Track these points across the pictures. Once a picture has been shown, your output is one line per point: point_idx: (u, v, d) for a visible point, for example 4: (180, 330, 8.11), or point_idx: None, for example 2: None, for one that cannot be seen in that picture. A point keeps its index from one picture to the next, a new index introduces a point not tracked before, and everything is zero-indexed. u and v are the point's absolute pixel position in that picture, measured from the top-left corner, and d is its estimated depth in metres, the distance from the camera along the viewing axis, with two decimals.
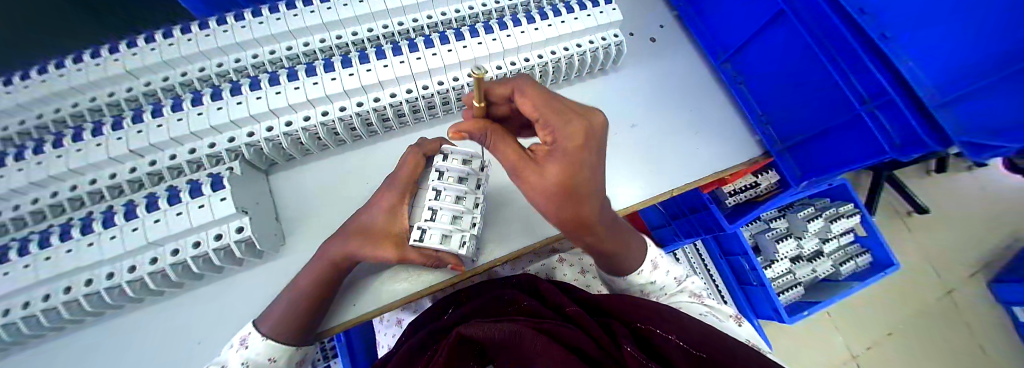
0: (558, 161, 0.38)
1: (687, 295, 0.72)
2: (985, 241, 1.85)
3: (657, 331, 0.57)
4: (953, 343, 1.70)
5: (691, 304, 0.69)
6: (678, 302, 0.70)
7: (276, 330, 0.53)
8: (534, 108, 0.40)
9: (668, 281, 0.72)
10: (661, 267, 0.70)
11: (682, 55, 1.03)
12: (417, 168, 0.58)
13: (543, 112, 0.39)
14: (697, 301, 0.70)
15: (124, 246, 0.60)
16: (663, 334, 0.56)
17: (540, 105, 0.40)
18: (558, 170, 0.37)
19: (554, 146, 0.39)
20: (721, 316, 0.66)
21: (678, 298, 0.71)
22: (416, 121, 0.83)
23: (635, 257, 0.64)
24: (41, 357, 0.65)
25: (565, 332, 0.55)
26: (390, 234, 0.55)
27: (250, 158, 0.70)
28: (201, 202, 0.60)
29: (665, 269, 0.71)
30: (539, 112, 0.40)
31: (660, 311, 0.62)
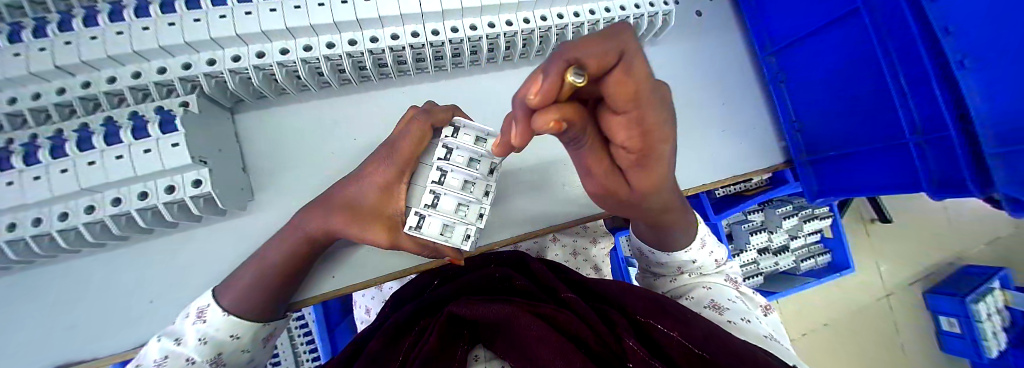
0: (643, 172, 0.34)
1: (723, 278, 0.65)
2: (940, 258, 1.97)
3: (658, 324, 0.50)
4: (884, 345, 1.88)
5: (723, 287, 0.62)
6: (707, 283, 0.63)
7: (241, 306, 0.47)
8: (630, 100, 0.23)
9: (708, 262, 0.64)
10: (707, 247, 0.63)
11: (726, 38, 0.91)
12: (419, 145, 0.48)
13: (637, 107, 0.24)
14: (732, 286, 0.63)
15: (51, 189, 0.49)
16: (663, 328, 0.49)
17: (641, 94, 0.23)
18: (642, 178, 0.35)
19: (645, 154, 0.31)
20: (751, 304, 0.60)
21: (712, 279, 0.64)
22: (419, 71, 0.70)
23: (683, 233, 0.58)
24: None
25: (563, 317, 0.50)
26: (381, 216, 0.47)
27: (211, 92, 0.57)
28: (148, 146, 0.48)
29: (710, 249, 0.64)
30: (631, 105, 0.24)
31: (665, 302, 0.54)
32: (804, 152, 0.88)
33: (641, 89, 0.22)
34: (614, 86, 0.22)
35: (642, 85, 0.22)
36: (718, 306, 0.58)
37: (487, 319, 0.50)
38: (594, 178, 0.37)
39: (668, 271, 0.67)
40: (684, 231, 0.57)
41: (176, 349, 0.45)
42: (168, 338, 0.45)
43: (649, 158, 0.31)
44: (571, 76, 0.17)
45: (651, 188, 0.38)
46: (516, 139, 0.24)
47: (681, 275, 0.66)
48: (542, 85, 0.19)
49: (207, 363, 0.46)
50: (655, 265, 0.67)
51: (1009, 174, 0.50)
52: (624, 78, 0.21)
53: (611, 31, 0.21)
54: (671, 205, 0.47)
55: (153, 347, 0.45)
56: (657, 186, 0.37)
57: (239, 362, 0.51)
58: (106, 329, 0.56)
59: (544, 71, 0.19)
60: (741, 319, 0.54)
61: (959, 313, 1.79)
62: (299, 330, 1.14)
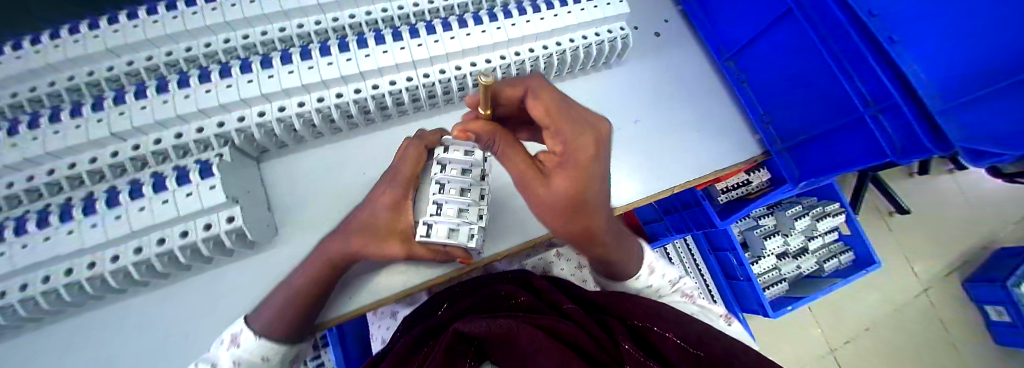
0: (568, 172, 0.36)
1: (679, 295, 0.70)
2: (962, 243, 1.92)
3: (655, 327, 0.54)
4: (929, 342, 1.77)
5: (682, 305, 0.68)
6: (670, 306, 0.68)
7: (273, 329, 0.52)
8: (544, 114, 0.40)
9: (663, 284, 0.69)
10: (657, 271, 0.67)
11: (686, 51, 1.02)
12: (418, 164, 0.57)
13: (552, 120, 0.39)
14: (688, 302, 0.69)
15: (105, 234, 0.56)
16: (660, 331, 0.53)
17: (553, 109, 0.40)
18: (564, 182, 0.36)
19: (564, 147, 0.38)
20: (712, 316, 0.68)
21: (672, 301, 0.69)
22: (416, 110, 0.81)
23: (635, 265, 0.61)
24: (21, 349, 0.62)
25: (565, 327, 0.52)
26: (395, 232, 0.55)
27: (241, 144, 0.66)
28: (189, 191, 0.57)
29: (660, 273, 0.68)
30: (547, 120, 0.40)
31: (659, 308, 0.58)
32: (777, 141, 0.94)
33: (549, 107, 0.40)
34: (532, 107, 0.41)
35: (549, 104, 0.40)
36: None
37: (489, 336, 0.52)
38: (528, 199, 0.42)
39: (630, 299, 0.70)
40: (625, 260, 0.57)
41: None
42: (204, 363, 0.51)
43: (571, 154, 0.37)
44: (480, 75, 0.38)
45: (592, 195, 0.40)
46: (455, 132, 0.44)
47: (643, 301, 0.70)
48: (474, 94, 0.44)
49: None
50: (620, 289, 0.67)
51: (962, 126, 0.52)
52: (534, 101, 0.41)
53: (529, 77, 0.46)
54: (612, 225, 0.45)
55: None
56: (583, 197, 0.37)
57: None
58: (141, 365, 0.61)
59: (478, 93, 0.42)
60: None
61: (1004, 299, 1.70)
62: None
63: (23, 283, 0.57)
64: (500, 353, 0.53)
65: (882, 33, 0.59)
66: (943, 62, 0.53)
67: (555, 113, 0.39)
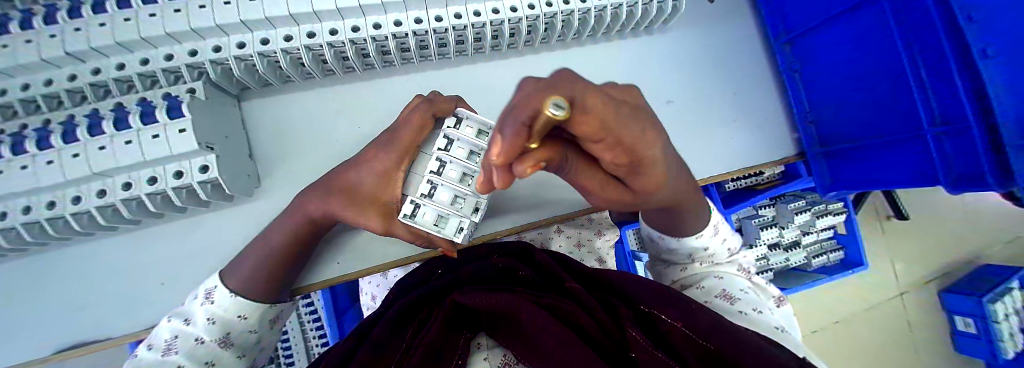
0: (644, 177, 0.28)
1: (734, 267, 0.63)
2: (957, 256, 1.92)
3: (663, 314, 0.47)
4: (897, 345, 1.84)
5: (735, 278, 0.60)
6: (719, 273, 0.61)
7: (248, 287, 0.48)
8: (600, 133, 0.19)
9: (721, 251, 0.62)
10: (720, 234, 0.61)
11: (739, 25, 0.88)
12: (419, 134, 0.49)
13: (614, 134, 0.20)
14: (744, 276, 0.61)
15: (63, 173, 0.50)
16: (667, 319, 0.45)
17: (611, 119, 0.18)
18: (645, 181, 0.29)
19: (635, 167, 0.25)
20: (764, 295, 0.59)
21: (724, 269, 0.61)
22: (423, 59, 0.70)
23: (696, 216, 0.55)
24: None
25: (565, 307, 0.47)
26: (377, 202, 0.49)
27: (218, 80, 0.57)
28: (156, 132, 0.49)
29: (722, 237, 0.62)
30: (605, 135, 0.19)
31: (673, 295, 0.50)
32: (817, 144, 0.86)
33: (610, 118, 0.18)
34: (581, 123, 0.18)
35: (608, 113, 0.17)
36: (729, 297, 0.55)
37: (499, 310, 0.47)
38: (598, 195, 0.34)
39: (679, 258, 0.64)
40: (693, 216, 0.54)
41: (186, 329, 0.46)
42: (178, 319, 0.47)
43: (643, 169, 0.26)
44: (548, 112, 0.13)
45: (656, 188, 0.32)
46: (500, 185, 0.23)
47: (692, 263, 0.64)
48: (501, 143, 0.17)
49: (216, 342, 0.47)
50: (665, 252, 0.64)
51: None
52: (585, 117, 0.16)
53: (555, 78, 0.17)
54: (678, 196, 0.42)
55: (164, 328, 0.47)
56: (660, 186, 0.32)
57: (246, 343, 0.51)
58: (120, 309, 0.59)
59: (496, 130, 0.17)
60: (753, 310, 0.51)
61: (976, 313, 1.75)
62: (308, 315, 1.17)
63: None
64: (496, 328, 0.49)
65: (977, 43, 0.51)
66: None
67: (621, 124, 0.19)
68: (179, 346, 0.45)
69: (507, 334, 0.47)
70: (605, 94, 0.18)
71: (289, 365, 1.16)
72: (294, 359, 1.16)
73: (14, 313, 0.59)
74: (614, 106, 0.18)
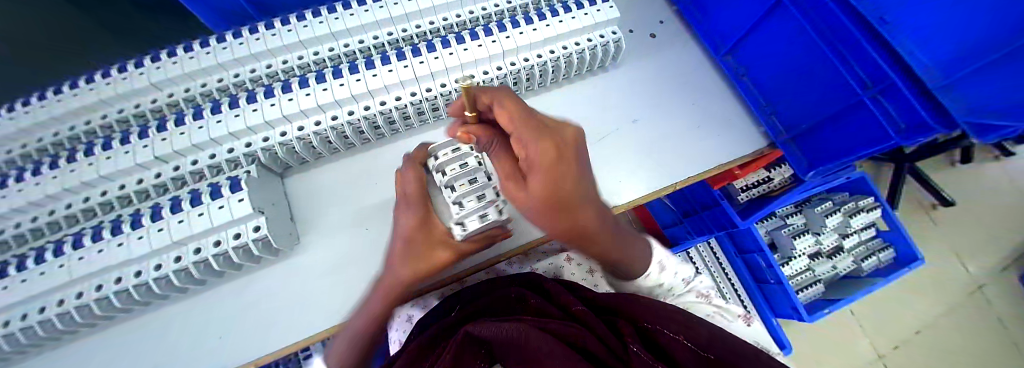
0: (540, 176, 0.35)
1: (695, 296, 0.72)
2: (1012, 233, 1.77)
3: (663, 329, 0.53)
4: (984, 341, 1.62)
5: (699, 306, 0.69)
6: (687, 304, 0.70)
7: (339, 365, 0.60)
8: (507, 123, 0.41)
9: (676, 282, 0.69)
10: (668, 268, 0.68)
11: (683, 49, 1.03)
12: (420, 182, 0.62)
13: (514, 126, 0.40)
14: (704, 302, 0.71)
15: (150, 246, 0.64)
16: (669, 333, 0.52)
17: (513, 116, 0.41)
18: (541, 184, 0.35)
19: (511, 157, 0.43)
20: (728, 316, 0.69)
21: (690, 300, 0.70)
22: (422, 123, 0.87)
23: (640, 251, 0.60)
24: (85, 349, 0.71)
25: (573, 328, 0.53)
26: (439, 243, 0.58)
27: (266, 162, 0.73)
28: (220, 203, 0.63)
29: (673, 270, 0.70)
30: (511, 127, 0.40)
31: (669, 310, 0.58)
32: (783, 132, 0.93)
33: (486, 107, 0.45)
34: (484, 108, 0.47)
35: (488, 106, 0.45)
36: None
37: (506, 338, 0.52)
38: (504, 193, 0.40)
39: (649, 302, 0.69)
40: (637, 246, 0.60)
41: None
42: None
43: (535, 163, 0.35)
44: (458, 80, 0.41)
45: (559, 200, 0.35)
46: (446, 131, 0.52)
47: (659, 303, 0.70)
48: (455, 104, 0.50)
49: None
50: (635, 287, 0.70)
51: (977, 95, 0.50)
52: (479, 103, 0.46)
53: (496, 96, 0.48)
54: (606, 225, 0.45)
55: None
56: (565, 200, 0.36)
57: None
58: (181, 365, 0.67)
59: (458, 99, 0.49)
60: None
61: None
62: None
63: (80, 291, 0.65)
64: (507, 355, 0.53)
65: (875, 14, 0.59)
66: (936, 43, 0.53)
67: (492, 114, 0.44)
68: None
69: (518, 360, 0.50)
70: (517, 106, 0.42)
71: None
72: None
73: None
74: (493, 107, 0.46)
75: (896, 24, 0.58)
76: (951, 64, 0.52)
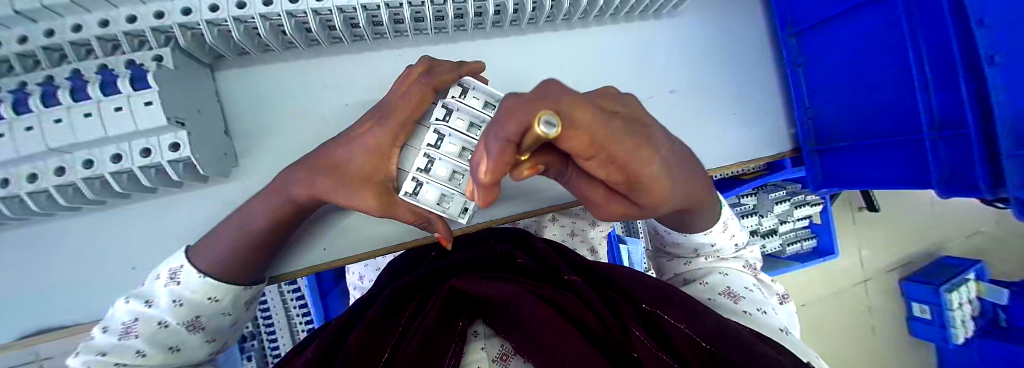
0: (646, 192, 0.25)
1: (741, 264, 0.62)
2: (919, 248, 2.03)
3: (666, 315, 0.47)
4: (857, 327, 1.98)
5: (739, 274, 0.59)
6: (724, 269, 0.60)
7: (215, 265, 0.45)
8: (589, 149, 0.17)
9: (727, 245, 0.61)
10: (729, 230, 0.59)
11: (747, 13, 0.85)
12: (420, 105, 0.48)
13: (605, 151, 0.18)
14: (749, 273, 0.61)
15: (11, 148, 0.45)
16: (671, 321, 0.46)
17: (603, 134, 0.17)
18: (646, 188, 0.24)
19: (634, 184, 0.23)
20: (767, 293, 0.58)
21: (729, 265, 0.61)
22: (417, 33, 0.66)
23: (706, 216, 0.52)
24: None
25: (566, 301, 0.47)
26: (371, 180, 0.46)
27: (189, 47, 0.52)
28: (119, 104, 0.44)
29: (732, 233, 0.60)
30: (596, 151, 0.18)
31: (675, 293, 0.51)
32: (812, 141, 0.86)
33: (599, 133, 0.16)
34: (565, 140, 0.16)
35: (597, 127, 0.16)
36: (733, 294, 0.54)
37: (497, 297, 0.46)
38: (602, 204, 0.31)
39: (684, 252, 0.63)
40: (705, 216, 0.52)
41: (147, 312, 0.42)
42: (137, 301, 0.43)
43: (641, 184, 0.23)
44: (539, 129, 0.12)
45: (659, 198, 0.27)
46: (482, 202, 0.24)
47: (697, 258, 0.63)
48: (490, 158, 0.17)
49: (184, 327, 0.44)
50: (670, 245, 0.64)
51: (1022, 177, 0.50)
52: (573, 131, 0.15)
53: (544, 86, 0.17)
54: (692, 196, 0.38)
55: (121, 310, 0.43)
56: (666, 198, 0.28)
57: (219, 327, 0.48)
58: (97, 287, 0.58)
59: (483, 143, 0.17)
60: (758, 310, 0.51)
61: (932, 300, 1.86)
62: (293, 296, 1.16)
63: None
64: (494, 316, 0.47)
65: (987, 49, 0.49)
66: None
67: (610, 139, 0.17)
68: (138, 330, 0.42)
69: (506, 325, 0.45)
70: (592, 107, 0.17)
71: (273, 344, 1.16)
72: (277, 336, 1.16)
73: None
74: (602, 120, 0.17)
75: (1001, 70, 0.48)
76: None
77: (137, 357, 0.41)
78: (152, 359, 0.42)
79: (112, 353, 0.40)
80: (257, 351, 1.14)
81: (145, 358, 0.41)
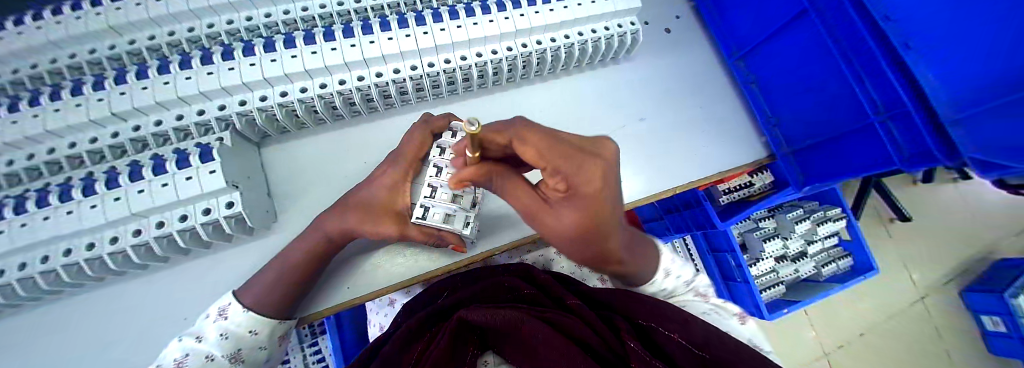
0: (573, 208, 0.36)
1: (693, 293, 0.66)
2: (963, 252, 1.90)
3: (661, 327, 0.49)
4: (924, 349, 1.77)
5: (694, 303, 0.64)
6: (681, 300, 0.64)
7: (259, 302, 0.53)
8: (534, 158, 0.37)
9: (677, 285, 0.64)
10: (673, 271, 0.63)
11: (697, 48, 1.01)
12: (423, 145, 0.59)
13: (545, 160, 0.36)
14: (705, 299, 0.65)
15: (105, 215, 0.57)
16: (665, 331, 0.48)
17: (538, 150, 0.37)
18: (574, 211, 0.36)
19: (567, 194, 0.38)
20: (727, 314, 0.61)
21: (685, 302, 0.63)
22: (420, 100, 0.81)
23: (649, 267, 0.58)
24: (29, 322, 0.64)
25: (566, 320, 0.51)
26: (391, 210, 0.56)
27: (242, 129, 0.66)
28: (189, 174, 0.57)
29: (676, 274, 0.64)
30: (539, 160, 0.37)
31: (665, 305, 0.53)
32: (785, 145, 0.93)
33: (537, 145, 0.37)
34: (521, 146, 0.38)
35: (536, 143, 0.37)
36: None
37: (501, 325, 0.50)
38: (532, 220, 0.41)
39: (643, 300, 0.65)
40: (648, 267, 0.57)
41: (198, 346, 0.49)
42: (189, 338, 0.50)
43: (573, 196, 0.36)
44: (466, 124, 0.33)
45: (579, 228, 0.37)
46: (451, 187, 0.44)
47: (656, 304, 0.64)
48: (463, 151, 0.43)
49: (226, 358, 0.50)
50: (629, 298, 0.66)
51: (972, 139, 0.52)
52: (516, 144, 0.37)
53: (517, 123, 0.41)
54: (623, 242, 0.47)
55: (174, 347, 0.50)
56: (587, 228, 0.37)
57: (256, 359, 0.55)
58: (139, 345, 0.63)
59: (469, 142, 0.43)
60: None
61: (1002, 310, 1.70)
62: (314, 359, 1.17)
63: (23, 262, 0.58)
64: (501, 340, 0.53)
65: (899, 38, 0.57)
66: (957, 76, 0.52)
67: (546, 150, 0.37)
68: (190, 364, 0.48)
69: (517, 347, 0.50)
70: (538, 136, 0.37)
71: None
72: None
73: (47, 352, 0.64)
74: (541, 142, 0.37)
75: (919, 51, 0.55)
76: (969, 100, 0.51)
77: None
78: None
79: None
80: None
81: None
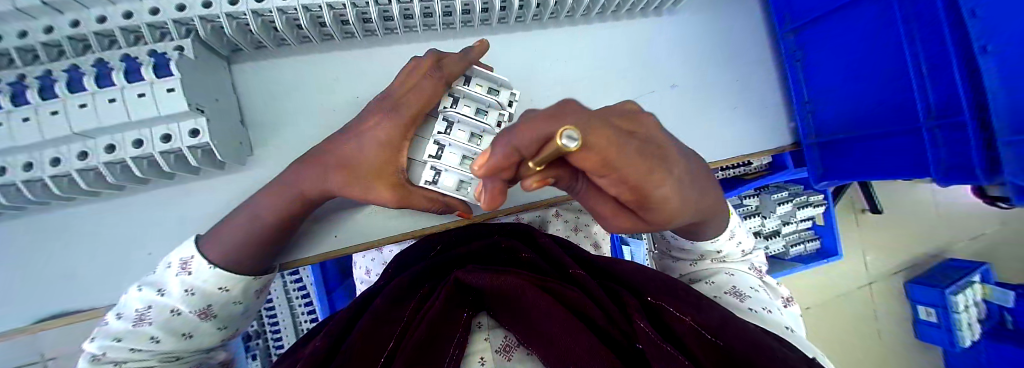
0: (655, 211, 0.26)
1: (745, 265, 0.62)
2: (926, 250, 2.01)
3: (670, 305, 0.45)
4: (862, 329, 1.96)
5: (745, 275, 0.59)
6: (730, 269, 0.60)
7: (227, 258, 0.47)
8: (602, 168, 0.19)
9: (735, 251, 0.61)
10: (737, 236, 0.59)
11: (745, 10, 0.87)
12: (432, 97, 0.49)
13: (618, 170, 0.19)
14: (755, 275, 0.61)
15: (42, 133, 0.47)
16: (676, 309, 0.43)
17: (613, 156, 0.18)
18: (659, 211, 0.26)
19: (643, 201, 0.24)
20: (773, 295, 0.59)
21: (734, 266, 0.61)
22: (426, 28, 0.68)
23: (712, 227, 0.51)
24: None
25: (569, 292, 0.45)
26: (386, 173, 0.49)
27: (208, 39, 0.54)
28: (142, 91, 0.46)
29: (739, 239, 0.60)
30: (609, 171, 0.19)
31: (676, 286, 0.49)
32: (813, 134, 0.88)
33: (612, 156, 0.17)
34: (577, 158, 0.18)
35: (610, 149, 0.17)
36: (739, 293, 0.54)
37: (500, 291, 0.44)
38: (611, 220, 0.31)
39: (688, 256, 0.63)
40: (713, 228, 0.51)
41: (159, 300, 0.44)
42: (150, 290, 0.44)
43: (652, 203, 0.24)
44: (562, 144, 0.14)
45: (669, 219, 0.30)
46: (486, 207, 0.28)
47: (702, 260, 0.62)
48: (495, 157, 0.20)
49: (196, 314, 0.46)
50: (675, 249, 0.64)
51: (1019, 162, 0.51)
52: (587, 154, 0.17)
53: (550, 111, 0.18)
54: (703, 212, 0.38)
55: (134, 297, 0.45)
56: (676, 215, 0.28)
57: (231, 315, 0.51)
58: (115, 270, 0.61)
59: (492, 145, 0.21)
60: (763, 308, 0.51)
61: (938, 303, 1.84)
62: (297, 291, 1.17)
63: None
64: (499, 306, 0.45)
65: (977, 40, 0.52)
66: None
67: (624, 163, 0.18)
68: (153, 317, 0.44)
69: (510, 315, 0.43)
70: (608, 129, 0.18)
71: (277, 341, 1.16)
72: (281, 335, 1.16)
73: (21, 268, 0.61)
74: (618, 143, 0.18)
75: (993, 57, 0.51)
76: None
77: (152, 342, 0.43)
78: (165, 344, 0.44)
79: (127, 339, 0.43)
80: (262, 350, 1.15)
81: (159, 343, 0.44)
